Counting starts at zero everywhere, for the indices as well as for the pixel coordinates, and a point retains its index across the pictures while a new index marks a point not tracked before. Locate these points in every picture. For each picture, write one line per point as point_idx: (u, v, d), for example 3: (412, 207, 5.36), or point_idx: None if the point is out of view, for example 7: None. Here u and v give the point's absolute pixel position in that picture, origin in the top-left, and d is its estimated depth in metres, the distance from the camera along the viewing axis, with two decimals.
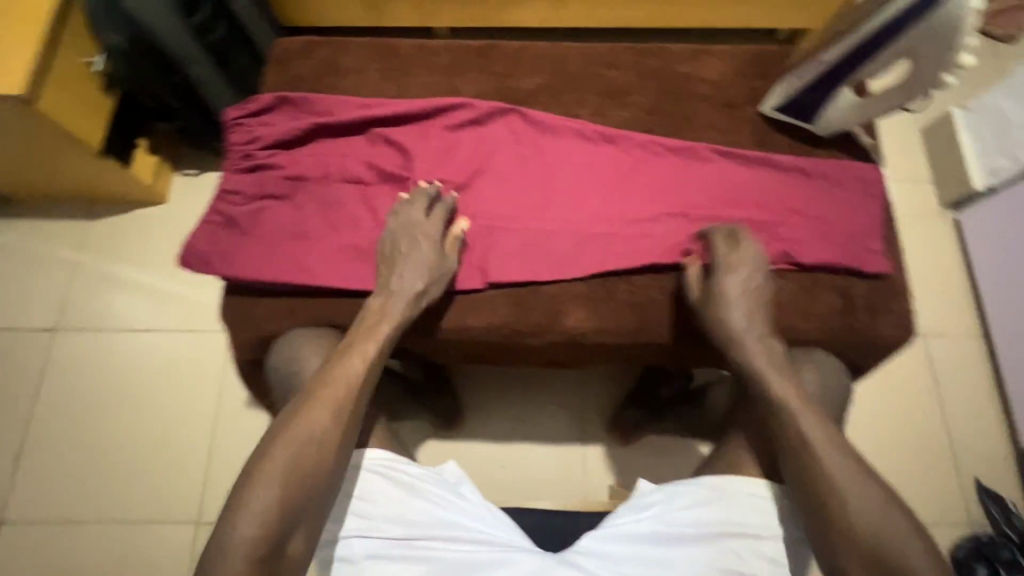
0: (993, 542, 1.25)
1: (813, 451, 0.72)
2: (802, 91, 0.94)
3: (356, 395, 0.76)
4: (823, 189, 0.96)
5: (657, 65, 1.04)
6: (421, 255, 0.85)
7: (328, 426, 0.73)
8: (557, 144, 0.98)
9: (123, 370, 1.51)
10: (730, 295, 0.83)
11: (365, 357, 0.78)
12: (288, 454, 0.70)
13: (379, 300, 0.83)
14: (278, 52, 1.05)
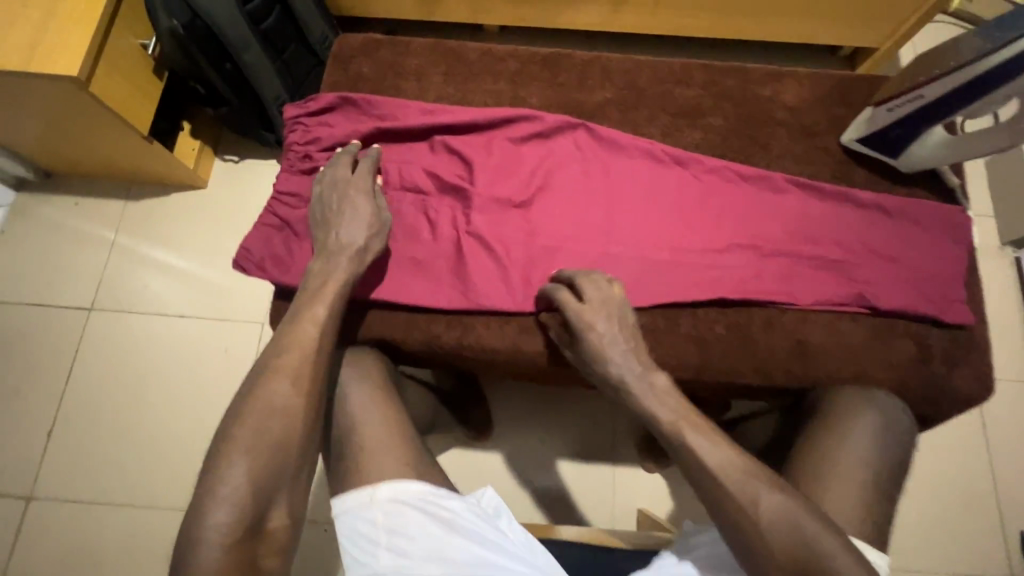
0: None
1: (720, 474, 0.67)
2: (892, 126, 0.88)
3: (313, 357, 0.73)
4: (903, 230, 0.91)
5: (733, 86, 0.99)
6: (360, 211, 0.82)
7: (287, 390, 0.70)
8: (623, 163, 0.94)
9: (154, 353, 1.50)
10: (591, 324, 0.78)
11: (316, 321, 0.75)
12: (255, 434, 0.67)
13: (320, 263, 0.80)
14: (340, 48, 1.02)
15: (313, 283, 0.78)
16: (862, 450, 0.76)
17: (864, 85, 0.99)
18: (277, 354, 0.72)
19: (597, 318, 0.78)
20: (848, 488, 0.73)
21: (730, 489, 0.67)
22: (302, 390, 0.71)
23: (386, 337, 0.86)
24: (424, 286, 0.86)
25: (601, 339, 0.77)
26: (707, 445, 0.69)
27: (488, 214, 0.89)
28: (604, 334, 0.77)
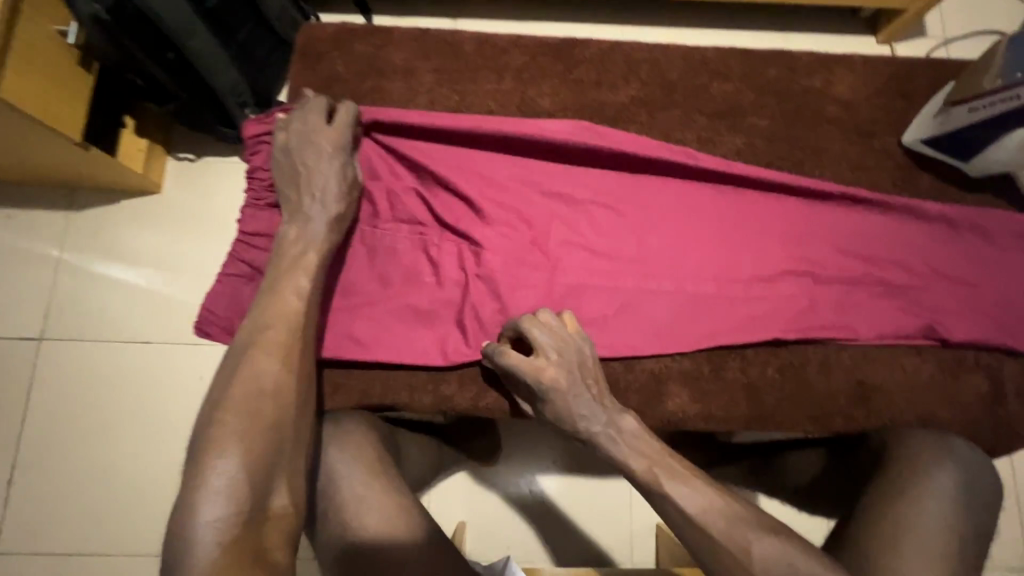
0: None
1: (704, 525, 0.56)
2: (970, 129, 0.76)
3: (304, 334, 0.61)
4: (974, 245, 0.79)
5: (776, 78, 0.85)
6: (333, 169, 0.69)
7: (276, 372, 0.58)
8: (653, 178, 0.79)
9: (107, 385, 1.23)
10: (557, 382, 0.64)
11: (300, 291, 0.63)
12: (245, 416, 0.55)
13: (293, 227, 0.67)
14: (302, 41, 0.84)
15: (286, 252, 0.65)
16: (938, 516, 0.66)
17: (926, 73, 0.85)
18: (254, 341, 0.59)
19: (553, 371, 0.65)
20: (929, 563, 0.62)
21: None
22: (293, 368, 0.59)
23: (387, 403, 0.73)
24: (430, 340, 0.72)
25: (565, 396, 0.64)
26: (689, 493, 0.58)
27: (500, 248, 0.74)
28: (567, 389, 0.64)
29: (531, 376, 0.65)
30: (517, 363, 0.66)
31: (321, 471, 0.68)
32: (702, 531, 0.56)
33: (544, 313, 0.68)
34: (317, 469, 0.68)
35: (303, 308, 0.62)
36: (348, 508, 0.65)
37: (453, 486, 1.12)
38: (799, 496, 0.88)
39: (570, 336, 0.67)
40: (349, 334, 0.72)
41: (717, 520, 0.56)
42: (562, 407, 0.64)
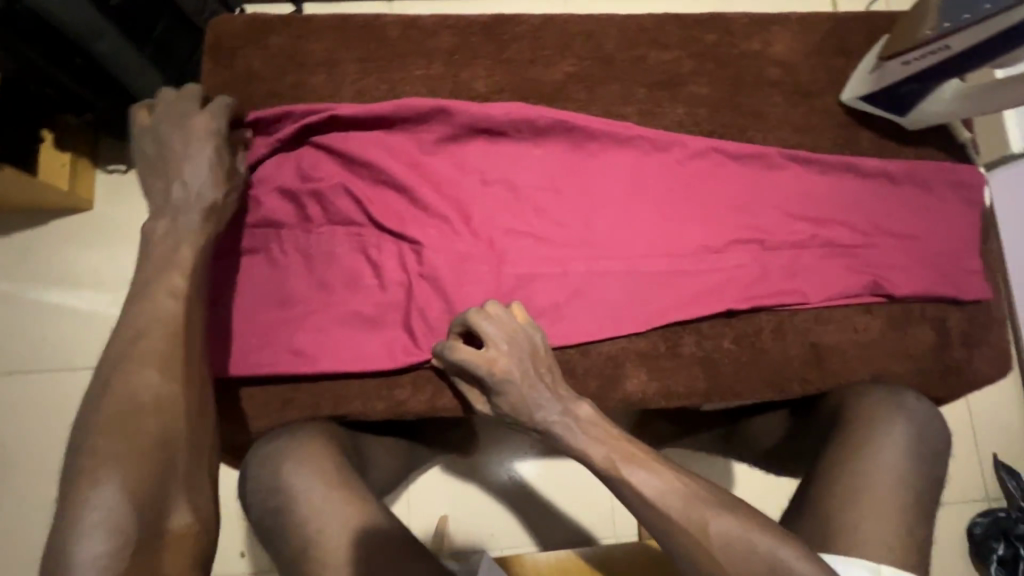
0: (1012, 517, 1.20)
1: (664, 508, 0.56)
2: (904, 83, 0.76)
3: (184, 338, 0.56)
4: (915, 198, 0.80)
5: (715, 42, 0.82)
6: (203, 154, 0.63)
7: (157, 384, 0.54)
8: (592, 156, 0.77)
9: (55, 420, 1.14)
10: (509, 374, 0.63)
11: (175, 291, 0.57)
12: (121, 440, 0.51)
13: (161, 223, 0.60)
14: (213, 37, 0.78)
15: (159, 251, 0.59)
16: (890, 471, 0.67)
17: (862, 27, 0.84)
18: (139, 362, 0.54)
19: (506, 362, 0.63)
20: (882, 519, 0.65)
21: (761, 549, 0.55)
22: (175, 378, 0.55)
23: (337, 414, 0.71)
24: (376, 344, 0.70)
25: (520, 387, 0.62)
26: (648, 478, 0.57)
27: (441, 245, 0.72)
28: (521, 380, 0.63)
29: (482, 369, 0.63)
30: (469, 356, 0.64)
31: (276, 490, 0.64)
32: (665, 516, 0.56)
33: (494, 304, 0.67)
34: (271, 487, 0.64)
35: (180, 311, 0.57)
36: (306, 521, 0.62)
37: (429, 483, 1.10)
38: (767, 456, 0.88)
39: (519, 324, 0.66)
40: (291, 347, 0.69)
41: (675, 503, 0.56)
42: (518, 398, 0.63)
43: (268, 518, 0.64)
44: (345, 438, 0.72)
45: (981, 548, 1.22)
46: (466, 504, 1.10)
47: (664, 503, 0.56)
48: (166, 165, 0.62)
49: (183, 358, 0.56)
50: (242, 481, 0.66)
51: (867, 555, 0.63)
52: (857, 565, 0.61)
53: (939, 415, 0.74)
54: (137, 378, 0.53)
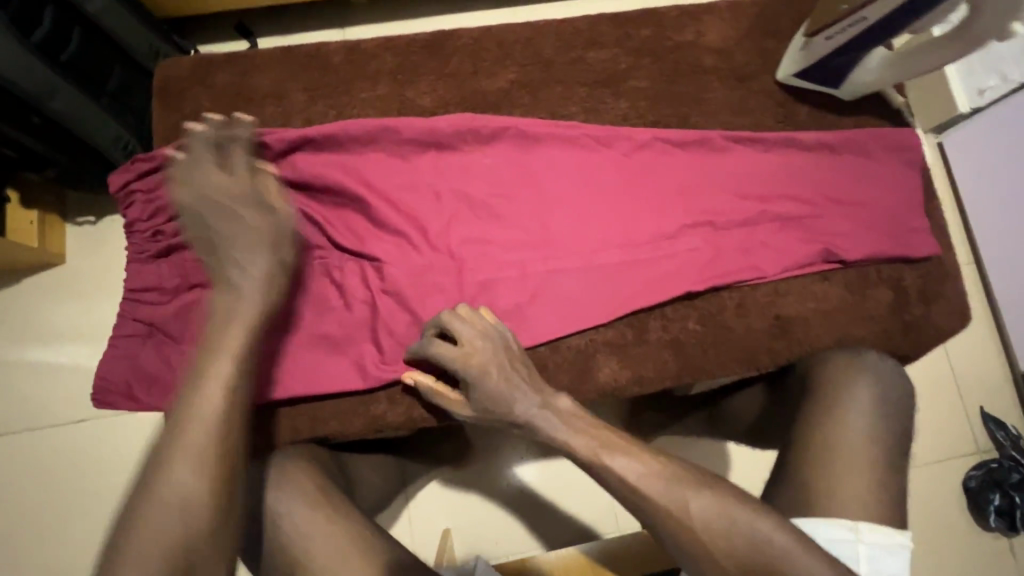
0: (1003, 467, 1.25)
1: (645, 489, 0.58)
2: (831, 57, 0.79)
3: (228, 431, 0.56)
4: (857, 166, 0.83)
5: (650, 37, 0.85)
6: (247, 230, 0.64)
7: (197, 480, 0.54)
8: (542, 158, 0.79)
9: (46, 478, 1.13)
10: (488, 370, 0.64)
11: (226, 385, 0.57)
12: (168, 512, 0.52)
13: (219, 299, 0.61)
14: (161, 82, 0.80)
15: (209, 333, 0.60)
16: (860, 431, 0.69)
17: (790, 7, 0.87)
18: (182, 460, 0.54)
19: (481, 358, 0.64)
20: (856, 476, 0.66)
21: (737, 521, 0.57)
22: (212, 478, 0.55)
23: (315, 436, 0.71)
24: (348, 364, 0.71)
25: (498, 382, 0.64)
26: (628, 462, 0.59)
27: (402, 259, 0.73)
28: (497, 374, 0.64)
29: (461, 366, 0.65)
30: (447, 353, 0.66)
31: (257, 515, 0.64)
32: (647, 498, 0.57)
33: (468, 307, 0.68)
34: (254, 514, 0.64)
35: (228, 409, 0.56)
36: (293, 540, 0.62)
37: (430, 499, 1.10)
38: (749, 432, 0.91)
39: (494, 323, 0.68)
40: (264, 376, 0.69)
41: (657, 487, 0.58)
42: (493, 394, 0.63)
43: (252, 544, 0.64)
44: (327, 459, 0.72)
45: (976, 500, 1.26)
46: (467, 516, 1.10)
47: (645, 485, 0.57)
48: (219, 244, 0.63)
49: (224, 454, 0.56)
50: None
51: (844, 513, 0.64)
52: (837, 525, 0.63)
53: (908, 378, 0.76)
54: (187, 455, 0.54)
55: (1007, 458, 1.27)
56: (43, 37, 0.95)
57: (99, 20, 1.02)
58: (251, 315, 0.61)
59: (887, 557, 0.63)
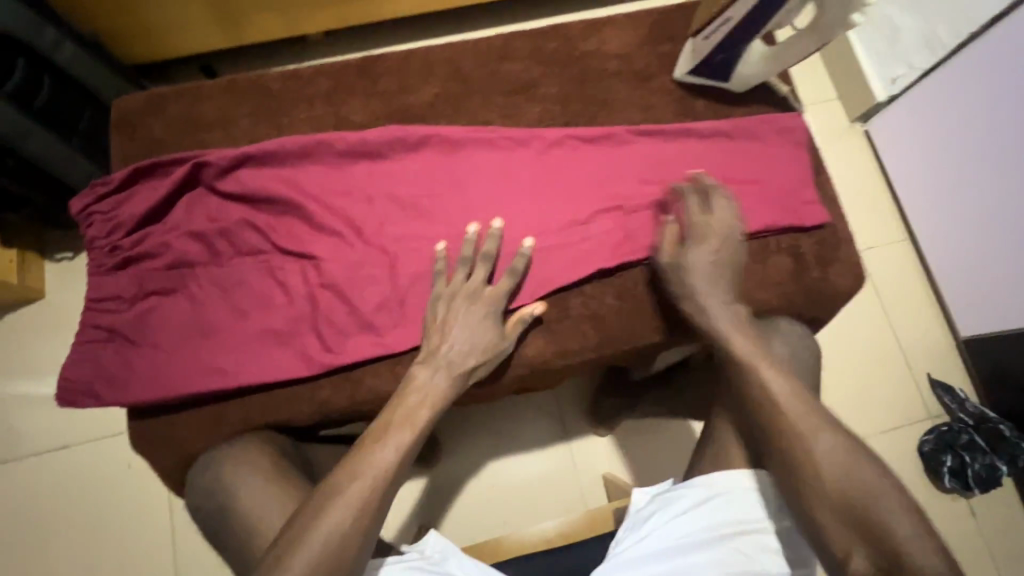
0: (953, 429, 1.39)
1: (785, 413, 0.69)
2: (713, 55, 0.88)
3: (388, 485, 0.64)
4: (751, 149, 0.92)
5: (559, 48, 0.95)
6: (473, 317, 0.76)
7: (359, 512, 0.61)
8: (465, 160, 0.88)
9: (36, 507, 1.16)
10: (694, 263, 0.79)
11: (401, 445, 0.66)
12: (362, 492, 0.62)
13: (423, 372, 0.73)
14: (119, 115, 0.89)
15: (410, 394, 0.71)
16: (784, 371, 0.73)
17: (683, 13, 0.97)
18: (343, 496, 0.61)
19: (693, 260, 0.79)
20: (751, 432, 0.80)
21: (813, 448, 0.67)
22: (362, 515, 0.61)
23: (270, 423, 0.78)
24: (293, 355, 0.78)
25: (698, 275, 0.78)
26: (776, 377, 0.72)
27: (338, 256, 0.81)
28: (704, 270, 0.78)
29: (681, 250, 0.80)
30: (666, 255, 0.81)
31: (220, 492, 0.71)
32: (781, 418, 0.69)
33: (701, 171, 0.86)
34: (219, 487, 0.72)
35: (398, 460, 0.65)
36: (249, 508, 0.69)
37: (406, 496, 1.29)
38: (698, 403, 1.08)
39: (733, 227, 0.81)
40: (215, 370, 0.76)
41: (798, 412, 0.69)
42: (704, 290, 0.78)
43: (213, 514, 0.71)
44: (288, 445, 0.78)
45: (931, 461, 1.39)
46: (480, 500, 1.30)
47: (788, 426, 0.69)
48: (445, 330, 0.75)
49: (377, 500, 0.63)
50: (194, 490, 0.74)
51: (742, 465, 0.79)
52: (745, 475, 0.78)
53: (811, 341, 0.86)
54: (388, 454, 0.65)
55: (956, 421, 1.40)
56: (17, 86, 1.04)
57: (67, 68, 1.11)
58: (437, 397, 0.71)
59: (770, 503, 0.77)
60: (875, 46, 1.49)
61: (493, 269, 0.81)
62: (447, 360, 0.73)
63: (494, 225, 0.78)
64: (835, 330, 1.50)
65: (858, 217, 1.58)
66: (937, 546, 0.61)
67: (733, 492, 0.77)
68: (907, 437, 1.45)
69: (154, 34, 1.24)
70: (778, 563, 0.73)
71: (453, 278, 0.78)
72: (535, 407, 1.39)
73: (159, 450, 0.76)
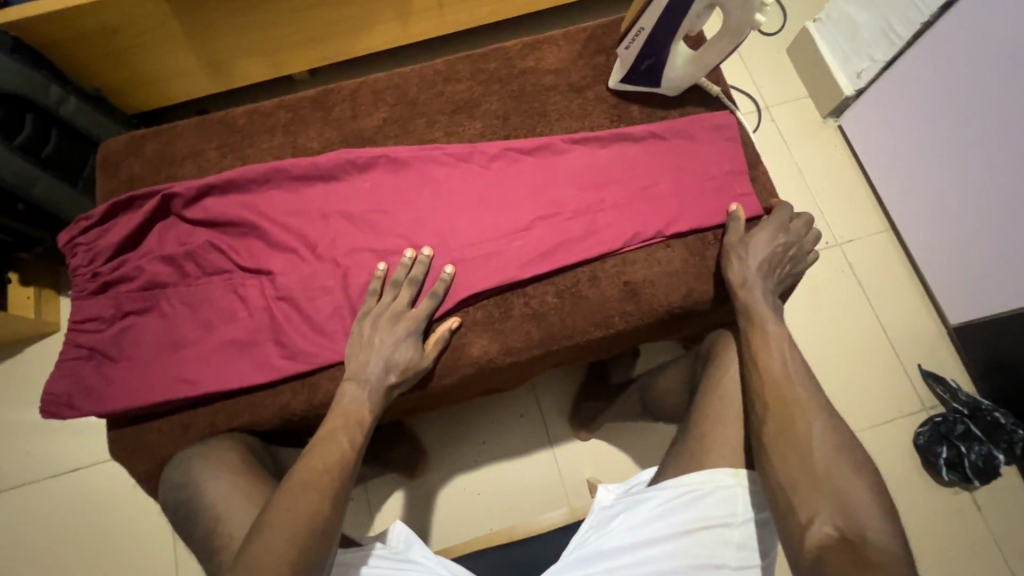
0: (948, 420, 1.31)
1: (781, 385, 0.75)
2: (636, 63, 0.93)
3: (344, 474, 0.73)
4: (682, 148, 0.96)
5: (498, 67, 1.02)
6: (397, 333, 0.83)
7: (318, 500, 0.69)
8: (411, 177, 0.95)
9: (42, 532, 1.22)
10: (769, 247, 0.86)
11: (352, 441, 0.75)
12: (320, 480, 0.71)
13: (353, 385, 0.80)
14: (103, 156, 0.99)
15: (348, 403, 0.79)
16: (783, 355, 0.78)
17: (613, 30, 1.05)
18: (304, 486, 0.70)
19: (760, 244, 0.86)
20: (734, 426, 0.80)
21: (796, 417, 0.73)
22: (323, 497, 0.70)
23: (235, 426, 0.84)
24: (253, 364, 0.84)
25: (773, 253, 0.86)
26: (774, 350, 0.79)
27: (292, 271, 0.88)
28: (759, 257, 0.85)
29: (761, 233, 0.88)
30: (738, 236, 0.88)
31: (187, 486, 0.77)
32: (779, 389, 0.75)
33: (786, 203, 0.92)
34: (189, 486, 0.77)
35: (352, 453, 0.74)
36: (215, 505, 0.74)
37: (393, 505, 1.28)
38: (673, 404, 1.06)
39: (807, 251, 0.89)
40: (182, 381, 0.83)
41: (790, 382, 0.75)
42: (754, 275, 0.84)
43: (179, 512, 0.77)
44: (258, 447, 0.84)
45: (928, 455, 1.31)
46: (466, 509, 1.28)
47: (778, 404, 0.74)
48: (375, 341, 0.82)
49: (336, 482, 0.72)
50: (167, 492, 0.79)
51: (723, 462, 0.78)
52: (718, 473, 0.76)
53: None
54: (338, 447, 0.74)
55: (951, 412, 1.32)
56: (27, 138, 1.15)
57: (72, 120, 1.22)
58: (378, 399, 0.80)
59: (737, 502, 0.75)
60: (836, 41, 1.47)
61: (418, 292, 0.87)
62: (376, 373, 0.80)
63: (424, 252, 0.87)
64: (812, 305, 1.44)
65: (831, 209, 1.52)
66: (879, 528, 0.65)
67: (703, 490, 0.76)
68: (892, 437, 1.35)
69: (151, 84, 1.35)
70: (737, 556, 0.73)
71: (382, 298, 0.85)
72: (519, 415, 1.36)
73: (134, 456, 0.83)
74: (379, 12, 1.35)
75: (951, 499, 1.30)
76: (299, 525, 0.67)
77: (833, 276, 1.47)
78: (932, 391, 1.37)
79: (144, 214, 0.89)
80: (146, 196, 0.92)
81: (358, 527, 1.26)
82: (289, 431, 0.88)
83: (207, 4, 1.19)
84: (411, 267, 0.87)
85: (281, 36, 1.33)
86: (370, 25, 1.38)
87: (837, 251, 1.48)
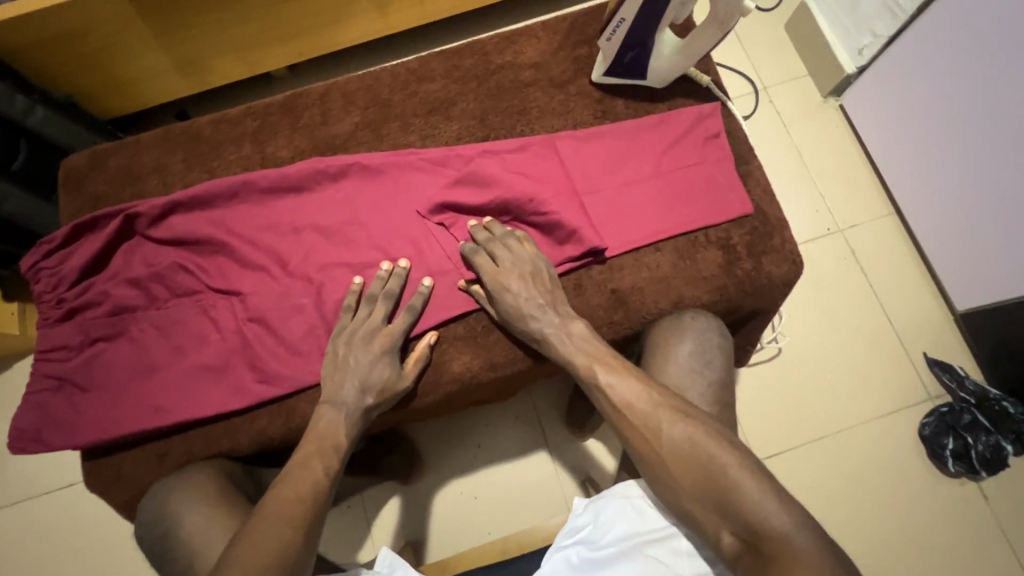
0: (955, 410, 1.27)
1: None
2: (619, 54, 0.88)
3: (321, 502, 0.70)
4: (669, 143, 0.91)
5: (475, 63, 0.96)
6: (370, 354, 0.79)
7: (290, 531, 0.66)
8: (384, 184, 0.90)
9: None
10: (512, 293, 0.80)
11: (328, 467, 0.73)
12: (295, 509, 0.68)
13: (329, 410, 0.77)
14: (65, 173, 0.95)
15: (325, 428, 0.76)
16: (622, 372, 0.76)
17: (596, 18, 0.99)
18: (273, 518, 0.66)
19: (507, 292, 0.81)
20: None
21: None
22: (298, 527, 0.67)
23: (212, 454, 0.81)
24: (228, 389, 0.81)
25: (518, 296, 0.80)
26: None
27: (264, 289, 0.85)
28: (522, 294, 0.80)
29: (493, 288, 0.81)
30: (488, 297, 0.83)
31: (164, 518, 0.75)
32: None
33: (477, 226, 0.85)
34: (165, 519, 0.75)
35: (327, 479, 0.72)
36: (191, 537, 0.72)
37: (390, 514, 1.26)
38: None
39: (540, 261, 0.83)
40: (156, 410, 0.80)
41: None
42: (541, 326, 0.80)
43: (156, 544, 0.75)
44: (237, 473, 0.82)
45: (934, 447, 1.27)
46: (461, 517, 1.26)
47: (636, 424, 0.72)
48: (350, 362, 0.79)
49: (312, 511, 0.69)
50: (143, 523, 0.77)
51: None
52: (631, 485, 0.78)
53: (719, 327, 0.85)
54: (314, 475, 0.71)
55: (958, 402, 1.29)
56: None
57: (41, 131, 1.17)
58: (355, 421, 0.77)
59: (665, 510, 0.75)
60: (836, 16, 1.39)
61: (395, 307, 0.84)
62: (351, 395, 0.77)
63: (401, 265, 0.83)
64: (813, 296, 1.39)
65: (831, 195, 1.46)
66: None
67: (631, 504, 0.76)
68: (814, 456, 1.29)
69: (122, 91, 1.30)
70: (689, 564, 0.69)
71: (357, 315, 0.82)
72: (515, 417, 1.33)
73: (111, 486, 0.81)
74: (355, 4, 1.29)
75: (957, 490, 1.27)
76: (271, 560, 0.63)
77: (832, 266, 1.41)
78: (938, 380, 1.32)
79: (106, 235, 0.86)
80: (108, 216, 0.88)
81: (357, 537, 1.24)
82: (268, 454, 0.86)
83: (173, 5, 1.13)
84: (385, 281, 0.83)
85: (254, 35, 1.28)
86: (347, 18, 1.32)
87: (838, 239, 1.43)
